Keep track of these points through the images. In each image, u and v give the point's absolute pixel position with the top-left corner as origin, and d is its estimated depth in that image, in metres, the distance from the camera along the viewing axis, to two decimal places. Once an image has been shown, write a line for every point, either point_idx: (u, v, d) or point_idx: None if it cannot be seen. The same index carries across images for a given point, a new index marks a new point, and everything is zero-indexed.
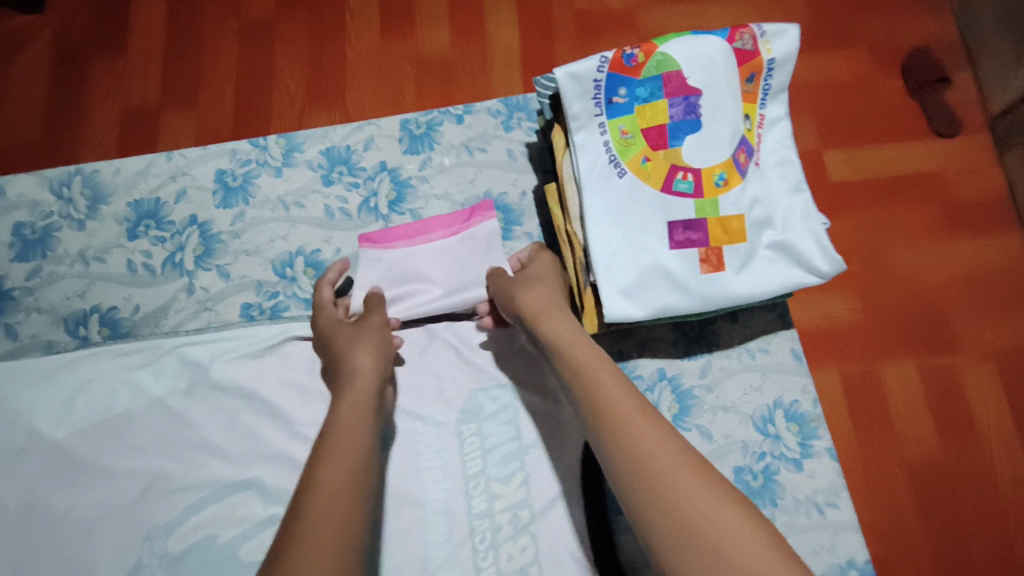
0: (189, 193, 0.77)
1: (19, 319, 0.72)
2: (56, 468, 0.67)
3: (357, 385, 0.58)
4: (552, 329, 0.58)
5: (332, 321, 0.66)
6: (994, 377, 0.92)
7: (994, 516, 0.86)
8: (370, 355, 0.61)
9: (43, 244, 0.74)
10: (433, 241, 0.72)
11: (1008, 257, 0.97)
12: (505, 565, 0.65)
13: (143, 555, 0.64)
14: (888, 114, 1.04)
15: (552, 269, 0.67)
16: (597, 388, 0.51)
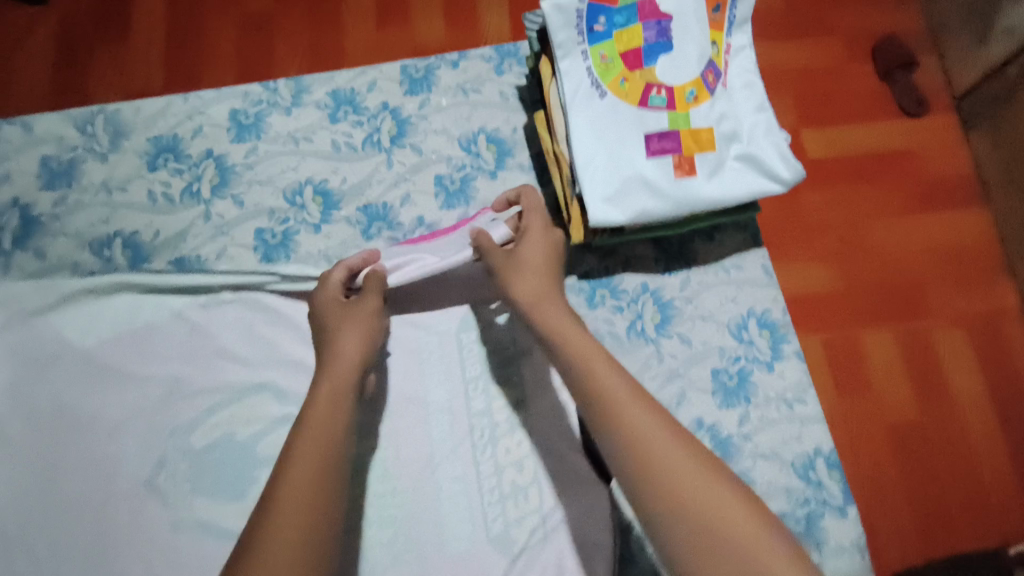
0: (205, 130, 0.83)
1: (47, 243, 0.77)
2: (86, 373, 0.73)
3: (339, 372, 0.59)
4: (547, 316, 0.58)
5: (332, 305, 0.65)
6: (965, 342, 1.01)
7: (968, 470, 0.95)
8: (353, 342, 0.62)
9: (68, 174, 0.80)
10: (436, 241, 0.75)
11: (976, 231, 1.07)
12: (503, 458, 0.73)
13: (168, 451, 0.71)
14: (858, 96, 1.12)
15: (544, 238, 0.65)
16: (594, 375, 0.52)
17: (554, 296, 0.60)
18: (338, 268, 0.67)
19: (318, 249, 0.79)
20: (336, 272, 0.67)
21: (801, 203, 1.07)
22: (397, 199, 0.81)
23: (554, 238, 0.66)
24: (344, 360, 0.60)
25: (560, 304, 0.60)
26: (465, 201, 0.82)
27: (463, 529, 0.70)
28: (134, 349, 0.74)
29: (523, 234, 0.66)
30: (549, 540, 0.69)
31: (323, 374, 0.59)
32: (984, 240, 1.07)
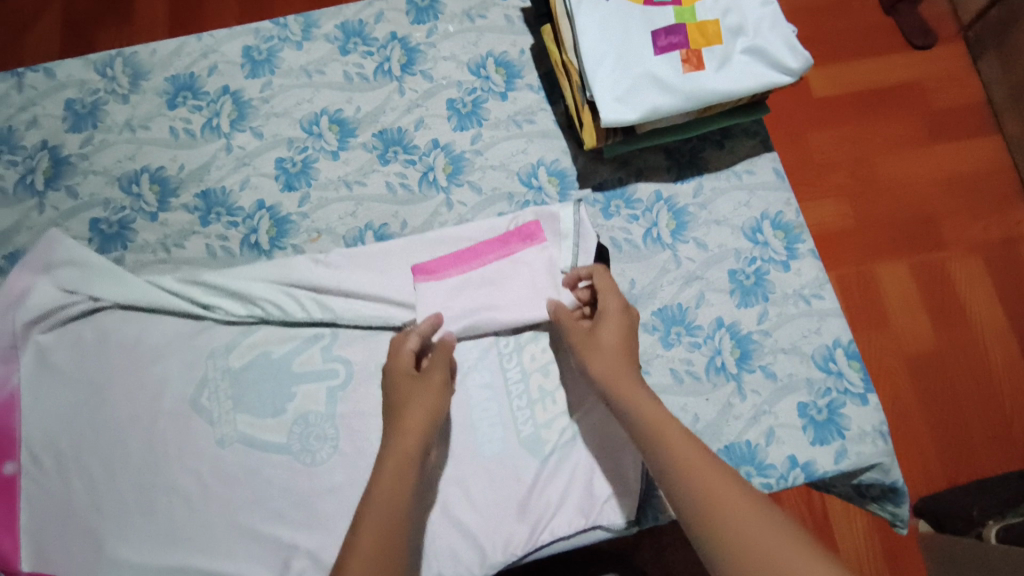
0: (220, 68, 0.85)
1: (77, 181, 0.80)
2: (120, 294, 0.73)
3: (407, 441, 0.59)
4: (629, 392, 0.59)
5: (403, 375, 0.65)
6: (980, 266, 1.07)
7: (987, 385, 1.02)
8: (420, 409, 0.62)
9: (93, 116, 0.82)
10: (489, 264, 0.73)
11: (987, 159, 1.11)
12: (529, 364, 0.74)
13: (208, 370, 0.73)
14: (865, 33, 1.16)
15: (626, 320, 0.65)
16: (667, 447, 0.53)
17: (636, 373, 0.61)
18: (408, 336, 0.67)
19: (337, 175, 0.80)
20: (405, 340, 0.67)
21: (814, 143, 1.11)
22: (411, 124, 0.83)
23: (634, 323, 0.67)
24: (412, 427, 0.60)
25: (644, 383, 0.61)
26: (477, 122, 0.83)
27: (496, 433, 0.71)
28: (162, 293, 0.73)
29: (603, 312, 0.66)
30: (579, 440, 0.71)
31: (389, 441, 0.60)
32: (995, 170, 1.11)
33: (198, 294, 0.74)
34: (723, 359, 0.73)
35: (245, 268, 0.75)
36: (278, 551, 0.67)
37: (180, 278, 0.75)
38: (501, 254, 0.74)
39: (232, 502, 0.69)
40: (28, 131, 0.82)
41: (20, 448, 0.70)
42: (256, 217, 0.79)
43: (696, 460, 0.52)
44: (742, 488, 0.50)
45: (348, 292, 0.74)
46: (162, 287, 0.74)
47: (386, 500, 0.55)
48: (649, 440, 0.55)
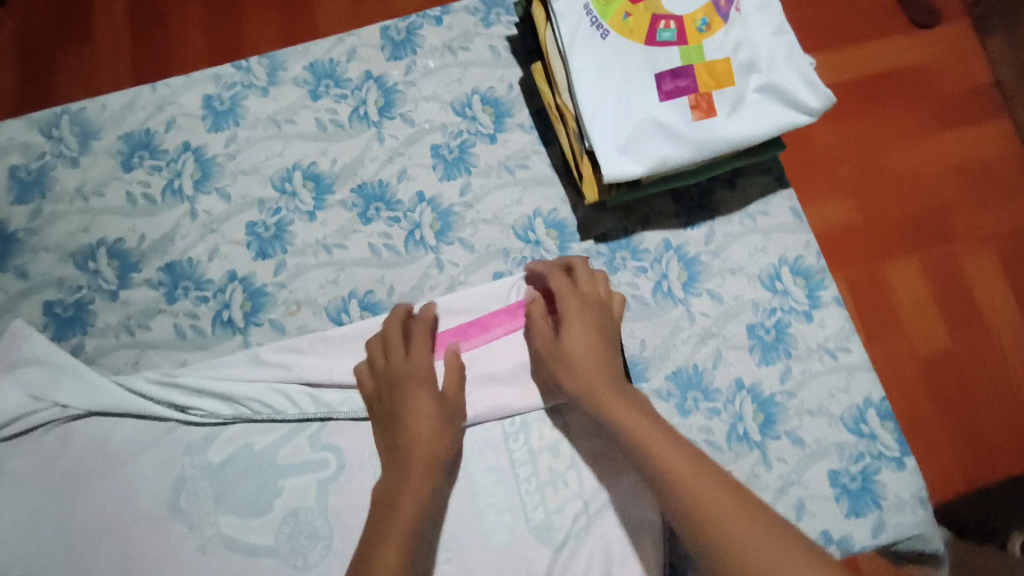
0: (178, 121, 0.77)
1: (28, 260, 0.72)
2: (88, 387, 0.67)
3: (417, 475, 0.58)
4: (606, 403, 0.57)
5: (426, 398, 0.61)
6: (995, 263, 0.93)
7: (1011, 399, 0.89)
8: (430, 441, 0.59)
9: (40, 184, 0.74)
10: (496, 338, 0.69)
11: (1003, 145, 0.97)
12: (536, 443, 0.68)
13: (186, 468, 0.66)
14: (867, 11, 1.01)
15: (589, 309, 0.62)
16: (644, 447, 0.52)
17: (614, 378, 0.59)
18: (423, 338, 0.65)
19: (314, 237, 0.73)
20: (418, 346, 0.65)
21: (813, 139, 0.96)
22: (392, 175, 0.75)
23: (602, 310, 0.63)
24: (421, 462, 0.58)
25: (625, 388, 0.59)
26: (465, 169, 0.75)
27: (504, 520, 0.66)
28: (133, 398, 0.66)
29: (565, 308, 0.63)
30: (595, 525, 0.65)
31: (403, 475, 0.58)
32: (1011, 158, 0.96)
33: (175, 397, 0.67)
34: (746, 427, 0.67)
35: (228, 364, 0.69)
36: None
37: (150, 377, 0.67)
38: (510, 327, 0.69)
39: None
40: None
41: None
42: (228, 290, 0.72)
43: (679, 462, 0.50)
44: (715, 478, 0.49)
45: (342, 383, 0.68)
46: (131, 385, 0.67)
47: (397, 553, 0.53)
48: (634, 451, 0.53)
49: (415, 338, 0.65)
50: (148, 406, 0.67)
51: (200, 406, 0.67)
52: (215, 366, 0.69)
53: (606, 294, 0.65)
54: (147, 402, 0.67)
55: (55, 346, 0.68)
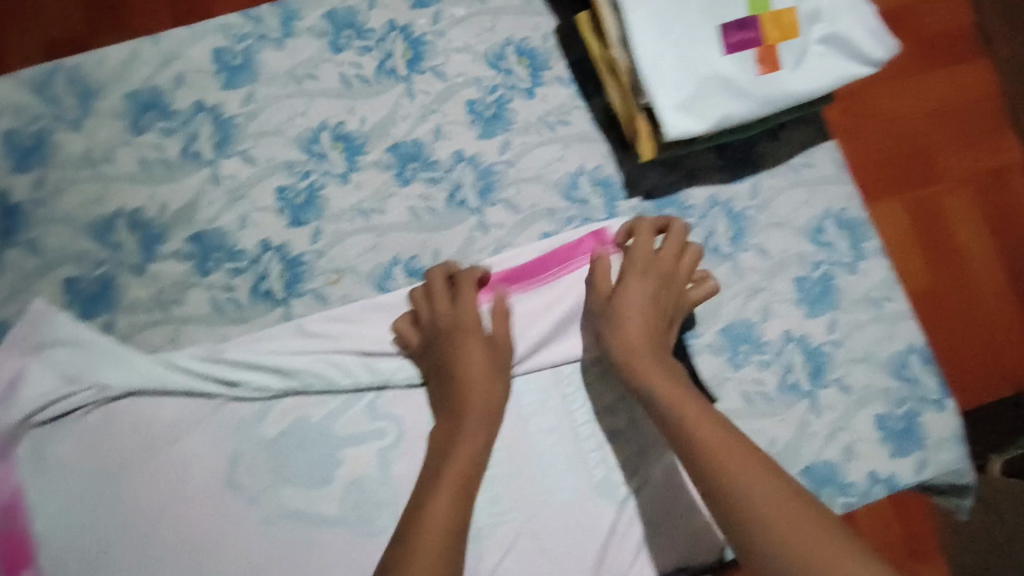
0: (188, 78, 0.70)
1: (39, 234, 0.66)
2: (128, 364, 0.64)
3: (473, 425, 0.60)
4: (655, 379, 0.59)
5: (478, 349, 0.63)
6: (975, 203, 0.88)
7: (994, 342, 0.85)
8: (485, 391, 0.62)
9: (41, 150, 0.67)
10: (544, 288, 0.68)
11: (982, 81, 0.91)
12: (593, 400, 0.69)
13: (240, 444, 0.65)
14: None
15: (651, 277, 0.64)
16: (669, 401, 0.57)
17: (665, 360, 0.61)
18: (469, 290, 0.65)
19: (351, 201, 0.69)
20: (466, 296, 0.64)
21: None
22: (428, 134, 0.71)
23: (670, 283, 0.65)
24: (478, 411, 0.61)
25: (674, 368, 0.61)
26: (504, 126, 0.72)
27: (567, 478, 0.67)
28: (179, 375, 0.64)
29: (628, 274, 0.64)
30: (657, 480, 0.67)
31: (457, 423, 0.61)
32: (993, 100, 0.90)
33: (222, 372, 0.64)
34: (796, 376, 0.70)
35: (271, 335, 0.66)
36: None
37: (193, 355, 0.65)
38: (556, 276, 0.69)
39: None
40: None
41: (36, 554, 0.62)
42: (263, 259, 0.68)
43: (729, 448, 0.53)
44: (737, 437, 0.55)
45: (395, 351, 0.66)
46: (174, 362, 0.64)
47: (447, 503, 0.56)
48: (670, 415, 0.57)
49: (461, 289, 0.65)
50: (194, 382, 0.64)
51: (247, 378, 0.64)
52: (258, 340, 0.66)
53: (681, 265, 0.66)
54: (194, 378, 0.64)
55: (88, 327, 0.65)
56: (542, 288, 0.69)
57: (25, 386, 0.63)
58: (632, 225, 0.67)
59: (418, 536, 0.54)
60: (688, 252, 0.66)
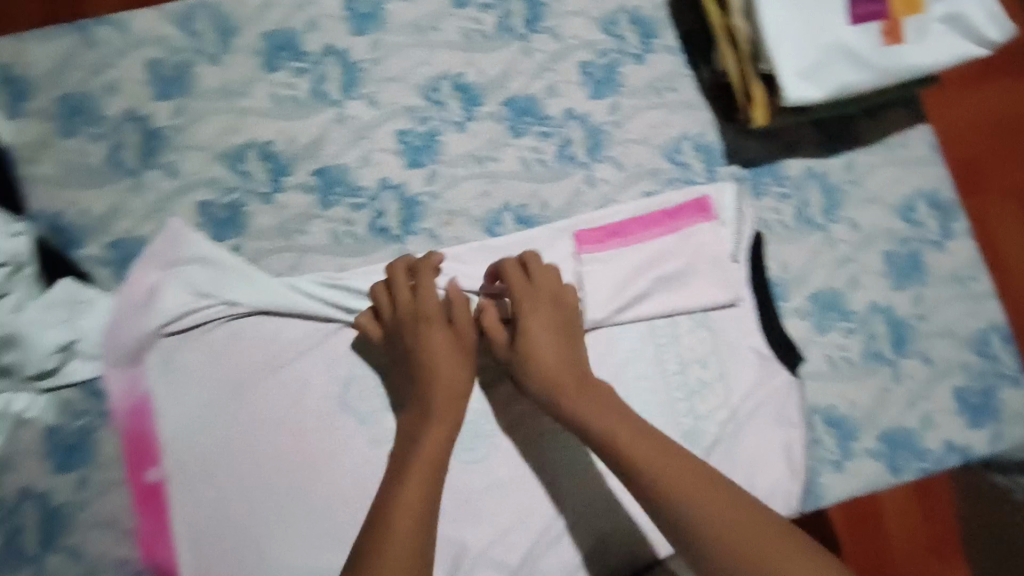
0: (320, 22, 0.73)
1: (176, 159, 0.71)
2: (253, 285, 0.69)
3: (440, 416, 0.61)
4: (578, 407, 0.60)
5: (442, 339, 0.64)
6: None
7: None
8: (451, 379, 0.63)
9: (181, 80, 0.71)
10: (652, 239, 0.72)
11: None
12: (686, 353, 0.73)
13: (354, 368, 0.70)
14: None
15: (541, 301, 0.65)
16: (598, 424, 0.59)
17: (580, 378, 0.62)
18: (429, 275, 0.66)
19: (466, 149, 0.73)
20: (425, 290, 0.65)
21: None
22: (543, 91, 0.75)
23: (557, 304, 0.65)
24: (444, 402, 0.62)
25: (595, 384, 0.62)
26: (615, 89, 0.75)
27: (655, 423, 0.72)
28: (303, 300, 0.69)
29: (518, 307, 0.65)
30: (741, 433, 0.72)
31: (425, 415, 0.62)
32: None
33: (345, 300, 0.69)
34: (879, 346, 0.73)
35: (388, 267, 0.70)
36: (445, 549, 0.68)
37: (317, 281, 0.70)
38: (664, 230, 0.73)
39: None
40: (108, 99, 0.70)
41: (161, 454, 0.68)
42: (381, 197, 0.72)
43: (662, 461, 0.56)
44: (670, 448, 0.57)
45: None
46: (300, 287, 0.69)
47: (413, 489, 0.57)
48: (604, 440, 0.58)
49: (421, 275, 0.66)
50: (318, 307, 0.69)
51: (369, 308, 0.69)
52: (376, 272, 0.70)
53: (558, 287, 0.66)
54: (317, 304, 0.69)
55: (221, 249, 0.70)
56: (649, 239, 0.72)
57: (162, 300, 0.68)
58: (513, 262, 0.68)
59: (383, 528, 0.55)
60: (548, 274, 0.66)
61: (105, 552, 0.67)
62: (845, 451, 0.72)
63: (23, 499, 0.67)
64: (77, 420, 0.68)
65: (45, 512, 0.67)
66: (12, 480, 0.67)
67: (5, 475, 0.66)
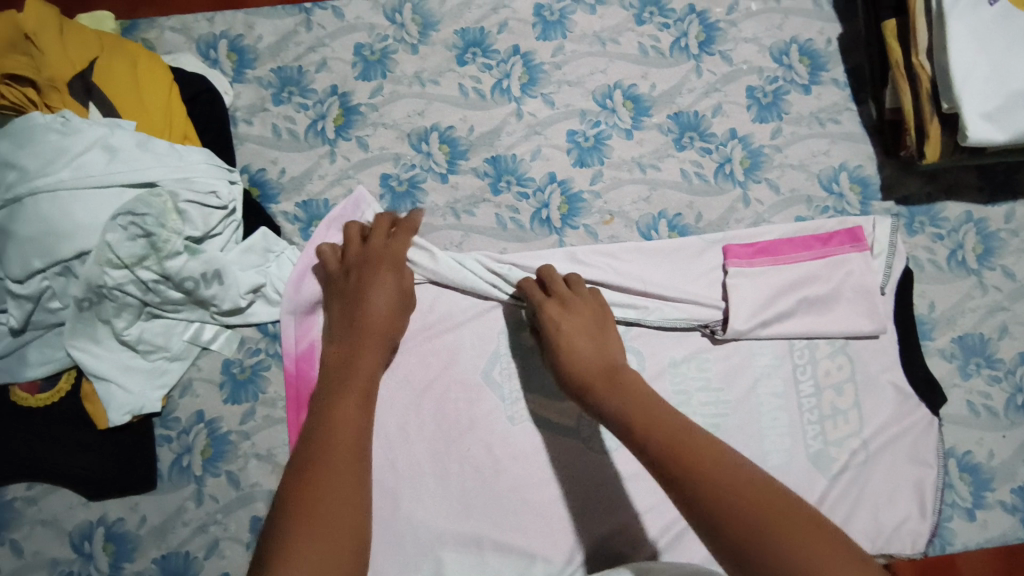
0: (511, 25, 0.80)
1: (368, 133, 0.78)
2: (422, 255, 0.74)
3: (371, 346, 0.62)
4: (604, 388, 0.57)
5: (389, 289, 0.65)
6: None
7: None
8: (386, 323, 0.64)
9: (383, 64, 0.79)
10: (803, 262, 0.73)
11: None
12: (822, 379, 0.74)
13: (501, 346, 0.75)
14: None
15: (560, 296, 0.67)
16: (622, 403, 0.55)
17: (610, 368, 0.59)
18: (407, 235, 0.70)
19: (631, 155, 0.78)
20: (399, 240, 0.69)
21: None
22: (709, 109, 0.79)
23: (571, 300, 0.66)
24: (375, 338, 0.63)
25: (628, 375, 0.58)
26: (778, 115, 0.78)
27: (784, 442, 0.72)
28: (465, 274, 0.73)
29: (543, 304, 0.66)
30: (871, 463, 0.71)
31: (356, 348, 0.62)
32: None
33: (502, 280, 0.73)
34: None
35: (546, 254, 0.75)
36: (566, 534, 0.71)
37: (476, 260, 0.74)
38: (816, 254, 0.73)
39: (506, 484, 0.72)
40: (318, 74, 0.78)
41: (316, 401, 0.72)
42: (547, 190, 0.77)
43: (686, 442, 0.50)
44: (699, 434, 0.51)
45: (653, 294, 0.73)
46: (462, 262, 0.74)
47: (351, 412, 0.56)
48: (629, 419, 0.54)
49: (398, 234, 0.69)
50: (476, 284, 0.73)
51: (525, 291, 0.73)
52: (532, 258, 0.74)
53: (578, 289, 0.67)
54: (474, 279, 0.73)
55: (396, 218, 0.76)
56: (800, 262, 0.73)
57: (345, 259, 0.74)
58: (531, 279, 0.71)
59: (320, 438, 0.54)
60: (576, 285, 0.68)
61: (260, 483, 0.72)
62: (979, 500, 0.72)
63: (197, 422, 0.73)
64: (252, 357, 0.74)
65: (212, 437, 0.73)
66: (190, 403, 0.73)
67: (185, 398, 0.73)
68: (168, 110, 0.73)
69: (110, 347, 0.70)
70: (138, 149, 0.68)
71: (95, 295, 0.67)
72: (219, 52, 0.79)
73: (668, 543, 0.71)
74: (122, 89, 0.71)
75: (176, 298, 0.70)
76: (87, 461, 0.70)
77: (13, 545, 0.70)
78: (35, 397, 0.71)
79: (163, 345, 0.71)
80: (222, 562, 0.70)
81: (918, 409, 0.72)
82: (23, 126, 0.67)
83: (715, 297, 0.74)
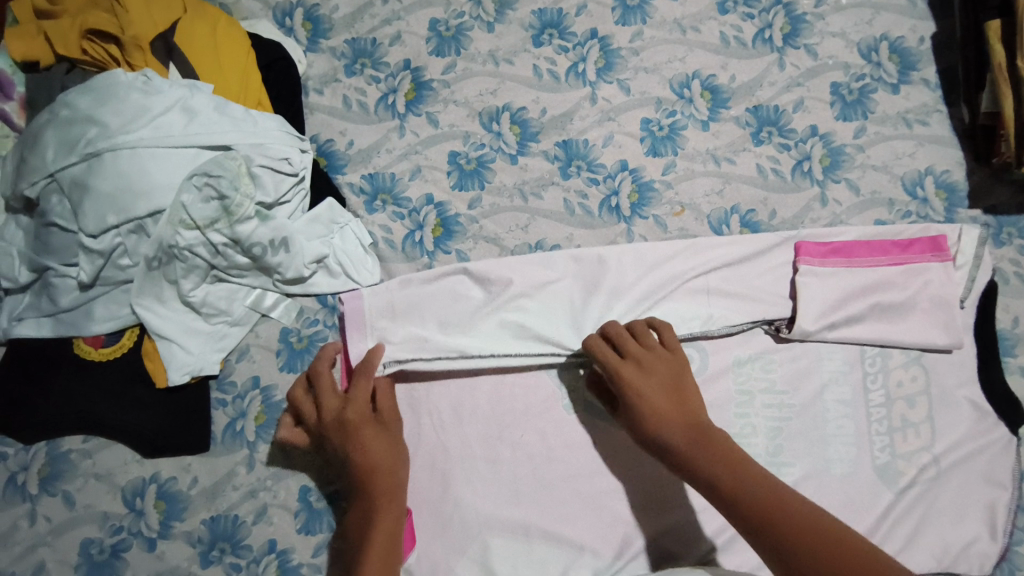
0: (590, 7, 0.78)
1: (438, 109, 0.77)
2: (461, 305, 0.71)
3: (382, 509, 0.60)
4: (691, 455, 0.56)
5: (378, 440, 0.63)
6: None
7: None
8: (388, 464, 0.62)
9: (457, 41, 0.78)
10: (879, 266, 0.70)
11: None
12: (894, 389, 0.71)
13: None
14: None
15: (636, 354, 0.63)
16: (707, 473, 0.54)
17: (703, 434, 0.57)
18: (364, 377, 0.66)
19: (706, 147, 0.76)
20: (357, 392, 0.65)
21: None
22: (789, 104, 0.76)
23: (646, 364, 0.63)
24: (384, 491, 0.61)
25: (725, 445, 0.56)
26: (862, 114, 0.75)
27: (849, 451, 0.70)
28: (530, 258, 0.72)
29: (616, 366, 0.63)
30: (942, 480, 0.69)
31: (367, 505, 0.61)
32: None
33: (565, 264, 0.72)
34: None
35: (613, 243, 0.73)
36: (616, 527, 0.69)
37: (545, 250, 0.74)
38: (894, 259, 0.70)
39: (559, 472, 0.71)
40: (392, 48, 0.78)
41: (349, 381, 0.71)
42: (617, 177, 0.75)
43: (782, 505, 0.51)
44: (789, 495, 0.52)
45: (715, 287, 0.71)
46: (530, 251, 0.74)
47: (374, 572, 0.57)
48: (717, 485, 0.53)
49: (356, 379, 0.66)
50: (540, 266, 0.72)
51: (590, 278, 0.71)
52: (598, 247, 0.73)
53: (650, 344, 0.64)
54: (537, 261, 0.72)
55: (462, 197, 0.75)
56: (876, 266, 0.70)
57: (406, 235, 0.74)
58: (597, 336, 0.67)
59: None
60: (648, 337, 0.65)
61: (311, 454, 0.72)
62: None
63: (252, 387, 0.73)
64: (310, 327, 0.74)
65: (267, 404, 0.72)
66: (246, 368, 0.73)
67: (241, 362, 0.73)
68: (245, 76, 0.73)
69: (174, 308, 0.70)
70: (215, 112, 0.69)
71: (165, 255, 0.68)
72: (295, 21, 0.79)
73: (724, 545, 0.69)
74: (202, 53, 0.71)
75: (243, 263, 0.70)
76: (143, 419, 0.71)
77: (65, 497, 0.71)
78: (98, 351, 0.71)
79: (225, 310, 0.72)
80: (269, 529, 0.70)
81: (995, 426, 0.70)
82: (106, 83, 0.68)
83: (785, 295, 0.72)
